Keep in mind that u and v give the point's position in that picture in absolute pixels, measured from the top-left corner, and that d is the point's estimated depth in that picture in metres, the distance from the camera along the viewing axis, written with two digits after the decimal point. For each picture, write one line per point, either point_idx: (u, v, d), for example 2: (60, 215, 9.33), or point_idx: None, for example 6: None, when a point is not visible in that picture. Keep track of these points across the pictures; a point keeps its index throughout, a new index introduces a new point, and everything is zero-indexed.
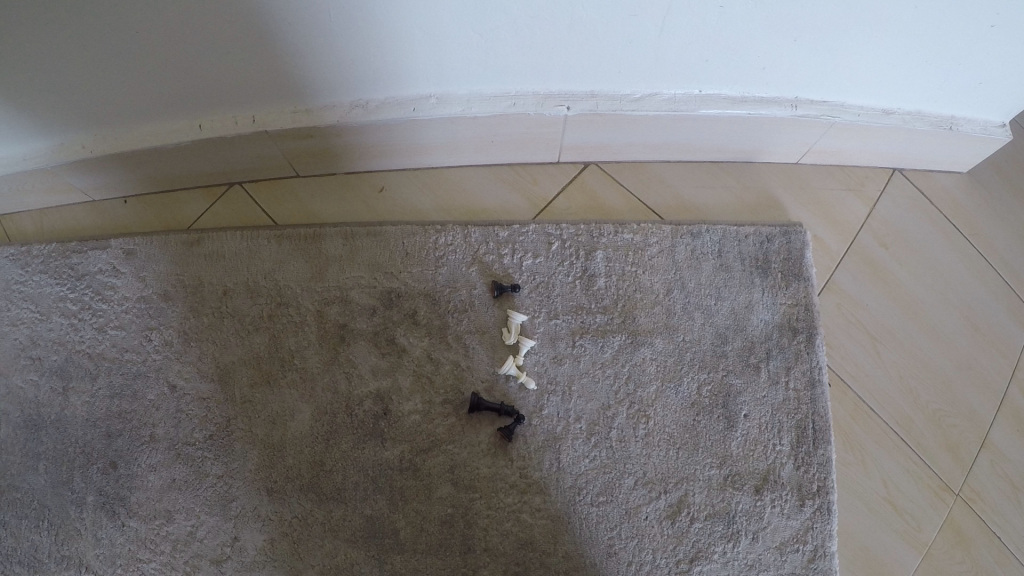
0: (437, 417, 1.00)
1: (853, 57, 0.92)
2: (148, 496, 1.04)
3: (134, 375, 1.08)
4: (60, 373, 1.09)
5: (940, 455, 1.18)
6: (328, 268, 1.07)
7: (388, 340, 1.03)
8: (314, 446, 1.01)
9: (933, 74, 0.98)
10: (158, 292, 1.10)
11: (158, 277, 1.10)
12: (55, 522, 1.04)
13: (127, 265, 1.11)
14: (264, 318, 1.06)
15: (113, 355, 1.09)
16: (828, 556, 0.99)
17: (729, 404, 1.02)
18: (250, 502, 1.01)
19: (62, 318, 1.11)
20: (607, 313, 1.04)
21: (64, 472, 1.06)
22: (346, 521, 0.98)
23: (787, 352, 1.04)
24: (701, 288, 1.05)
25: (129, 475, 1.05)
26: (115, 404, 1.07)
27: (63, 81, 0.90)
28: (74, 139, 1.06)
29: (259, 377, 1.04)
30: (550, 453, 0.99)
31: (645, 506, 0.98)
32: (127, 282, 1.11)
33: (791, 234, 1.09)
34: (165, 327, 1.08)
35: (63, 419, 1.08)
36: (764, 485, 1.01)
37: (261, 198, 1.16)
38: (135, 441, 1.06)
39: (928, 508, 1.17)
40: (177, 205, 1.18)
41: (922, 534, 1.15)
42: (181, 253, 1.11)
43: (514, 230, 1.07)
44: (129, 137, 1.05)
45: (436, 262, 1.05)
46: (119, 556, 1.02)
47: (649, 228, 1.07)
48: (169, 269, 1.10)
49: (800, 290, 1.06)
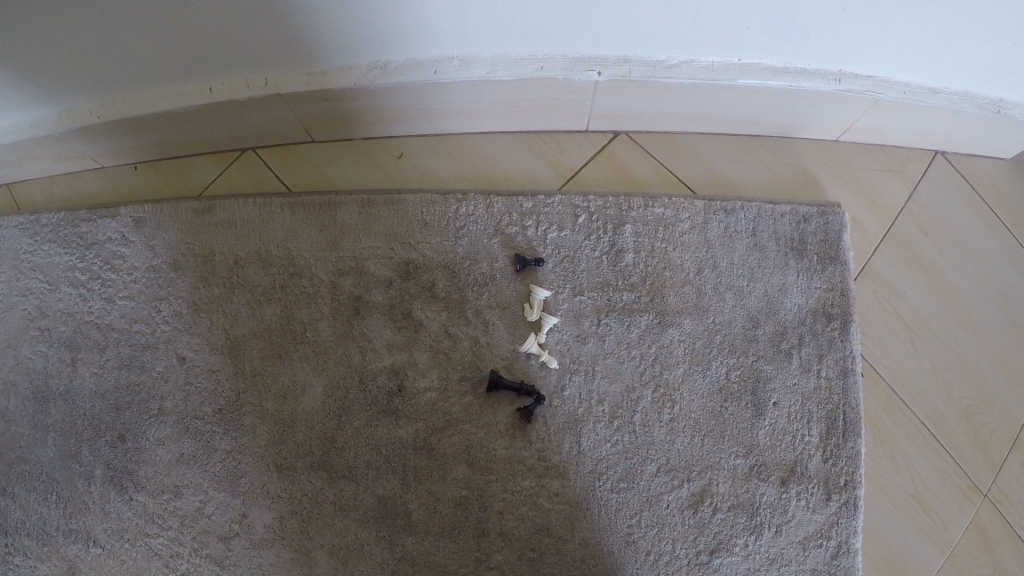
0: (453, 395, 0.95)
1: (901, 32, 0.86)
2: (156, 471, 1.02)
3: (143, 346, 1.05)
4: (68, 344, 1.06)
5: (969, 453, 1.13)
6: (342, 237, 1.01)
7: (405, 314, 0.97)
8: (326, 422, 0.97)
9: (988, 53, 0.92)
10: (168, 261, 1.06)
11: (169, 246, 1.07)
12: (63, 495, 1.02)
13: (137, 234, 1.08)
14: (276, 289, 1.02)
15: (122, 326, 1.06)
16: (852, 553, 0.95)
17: (758, 391, 0.97)
18: (259, 479, 0.99)
19: (71, 287, 1.08)
20: (634, 292, 0.97)
21: (72, 444, 1.03)
22: (357, 501, 0.95)
23: (821, 339, 0.99)
24: (733, 268, 0.99)
25: (137, 449, 1.02)
26: (123, 376, 1.04)
27: (67, 43, 0.86)
28: (81, 105, 1.02)
29: (271, 350, 1.01)
30: (571, 436, 0.94)
31: (667, 495, 0.94)
32: (137, 252, 1.07)
33: (829, 215, 1.03)
34: (174, 298, 1.05)
35: (71, 391, 1.05)
36: (791, 476, 0.96)
37: (277, 164, 1.12)
38: (143, 414, 1.03)
39: (954, 507, 1.12)
40: (190, 171, 1.15)
41: (947, 534, 1.11)
42: (192, 221, 1.07)
43: (539, 200, 0.99)
44: (137, 100, 1.01)
45: (456, 232, 0.98)
46: (127, 530, 1.00)
47: (682, 203, 1.00)
48: (180, 238, 1.07)
49: (836, 274, 1.01)
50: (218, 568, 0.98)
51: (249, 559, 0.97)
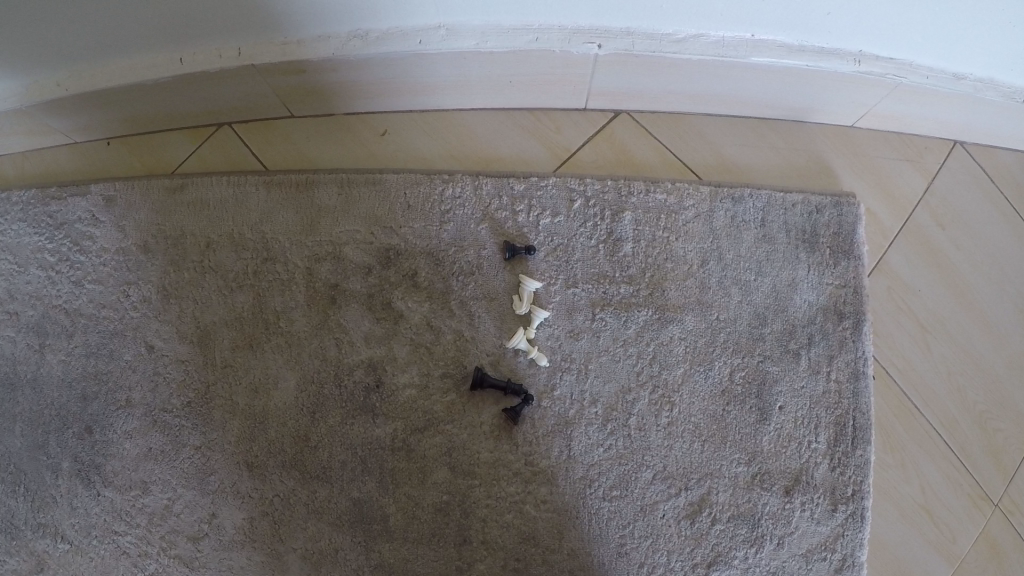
0: (435, 393, 0.87)
1: (929, 9, 0.78)
2: (124, 465, 0.95)
3: (111, 334, 0.97)
4: (36, 330, 0.99)
5: (981, 461, 1.06)
6: (320, 220, 0.94)
7: (385, 304, 0.90)
8: (299, 419, 0.90)
9: (1021, 39, 0.84)
10: (137, 243, 0.99)
11: (139, 227, 0.99)
12: (31, 488, 0.96)
13: (106, 215, 1.00)
14: (248, 275, 0.95)
15: (90, 311, 0.98)
16: (857, 567, 0.89)
17: (763, 394, 0.89)
18: (229, 477, 0.92)
19: (39, 270, 1.00)
20: (632, 284, 0.88)
21: (39, 435, 0.96)
22: (331, 503, 0.88)
23: (831, 339, 0.92)
24: (740, 261, 0.91)
25: (105, 442, 0.95)
26: (90, 365, 0.97)
27: (21, 8, 0.79)
28: (47, 77, 0.95)
29: (242, 340, 0.94)
30: (561, 440, 0.86)
31: (663, 503, 0.86)
32: (106, 233, 0.99)
33: (844, 207, 0.96)
34: (144, 283, 0.98)
35: (39, 379, 0.98)
36: (796, 486, 0.89)
37: (254, 141, 1.05)
38: (110, 405, 0.96)
39: (963, 517, 1.05)
40: (164, 146, 1.08)
41: (956, 546, 1.04)
42: (162, 201, 1.00)
43: (532, 183, 0.90)
44: (104, 72, 0.93)
45: (441, 217, 0.90)
46: (95, 527, 0.94)
47: (687, 189, 0.91)
48: (150, 219, 0.99)
49: (850, 270, 0.94)
50: (186, 569, 0.92)
51: (219, 560, 0.91)
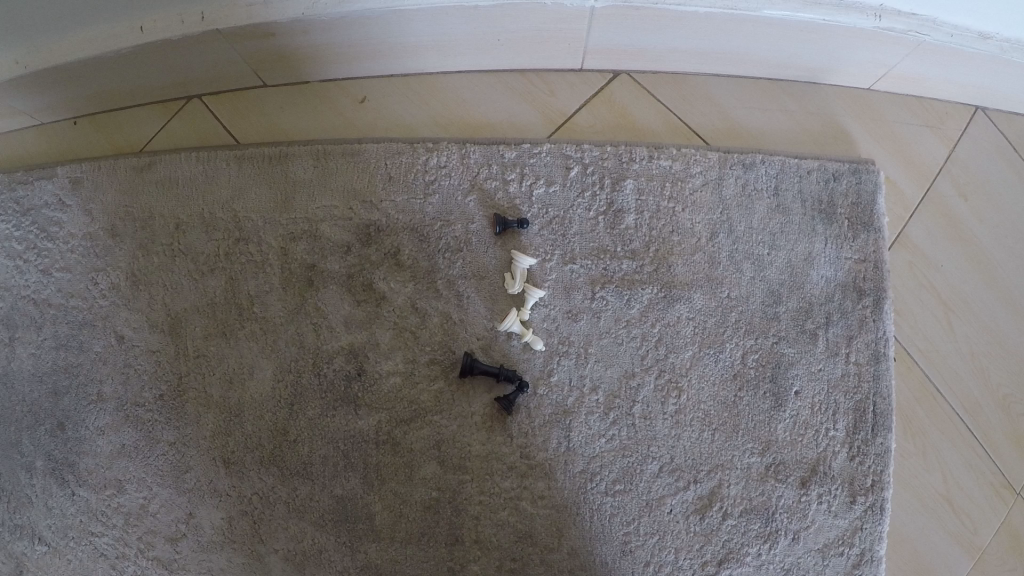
0: (421, 381, 0.80)
1: None
2: (98, 463, 0.88)
3: (81, 324, 0.90)
4: (5, 322, 0.92)
5: (1004, 447, 0.99)
6: (295, 195, 0.87)
7: (366, 285, 0.83)
8: (276, 412, 0.83)
9: None
10: (105, 227, 0.91)
11: (106, 210, 0.91)
12: (5, 488, 0.89)
13: (74, 198, 0.92)
14: (220, 257, 0.88)
15: (58, 301, 0.91)
16: (875, 562, 0.82)
17: (779, 378, 0.81)
18: (205, 475, 0.85)
19: (6, 259, 0.92)
20: (635, 260, 0.81)
21: (11, 433, 0.90)
22: (313, 502, 0.81)
23: (851, 318, 0.85)
24: (752, 233, 0.83)
25: (78, 439, 0.89)
26: (60, 358, 0.90)
27: None
28: (3, 53, 0.87)
29: (214, 327, 0.87)
30: (559, 431, 0.78)
31: (670, 498, 0.78)
32: (73, 217, 0.92)
33: (863, 174, 0.88)
34: (112, 269, 0.90)
35: (9, 373, 0.91)
36: (812, 476, 0.82)
37: (226, 114, 0.97)
38: (82, 400, 0.89)
39: (985, 507, 0.98)
40: (132, 123, 1.00)
41: (976, 537, 0.98)
42: (130, 180, 0.92)
43: (524, 149, 0.83)
44: (62, 46, 0.86)
45: (426, 188, 0.83)
46: (71, 528, 0.87)
47: (693, 155, 0.84)
48: (117, 201, 0.91)
49: (870, 242, 0.87)
50: (165, 572, 0.85)
51: (198, 563, 0.85)
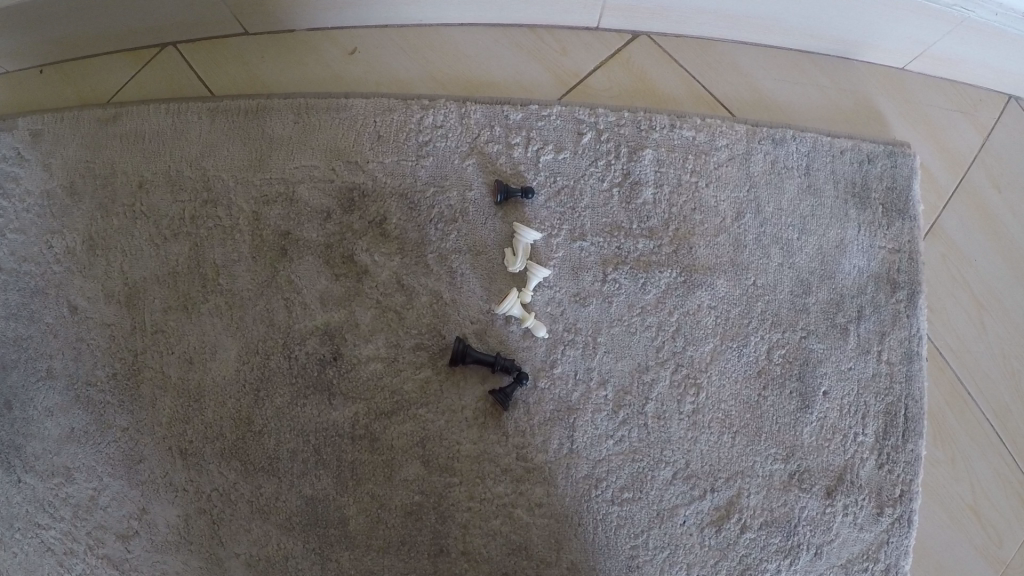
0: (405, 368, 0.70)
1: None
2: (46, 448, 0.78)
3: (33, 292, 0.79)
4: None
5: None
6: (271, 154, 0.77)
7: (346, 258, 0.73)
8: (240, 398, 0.74)
9: None
10: (63, 185, 0.81)
11: (66, 166, 0.81)
12: None
13: (32, 152, 0.82)
14: (185, 221, 0.78)
15: (9, 266, 0.80)
16: None
17: (806, 376, 0.72)
18: (161, 467, 0.75)
19: None
20: (652, 239, 0.72)
21: None
22: (280, 502, 0.71)
23: (883, 313, 0.76)
24: (781, 215, 0.75)
25: (26, 420, 0.78)
26: (8, 329, 0.79)
27: None
28: None
29: (175, 300, 0.77)
30: (561, 430, 0.68)
31: (683, 508, 0.69)
32: (30, 173, 0.81)
33: (899, 158, 0.80)
34: (68, 232, 0.80)
35: None
36: (838, 486, 0.73)
37: (200, 64, 0.87)
38: (31, 376, 0.78)
39: (1014, 520, 0.88)
40: (100, 72, 0.89)
41: (1003, 552, 0.87)
42: (91, 133, 0.81)
43: (531, 111, 0.74)
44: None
45: (418, 150, 0.74)
46: (17, 519, 0.77)
47: (719, 126, 0.75)
48: (78, 156, 0.81)
49: (905, 231, 0.78)
50: (116, 573, 0.75)
51: (151, 565, 0.74)
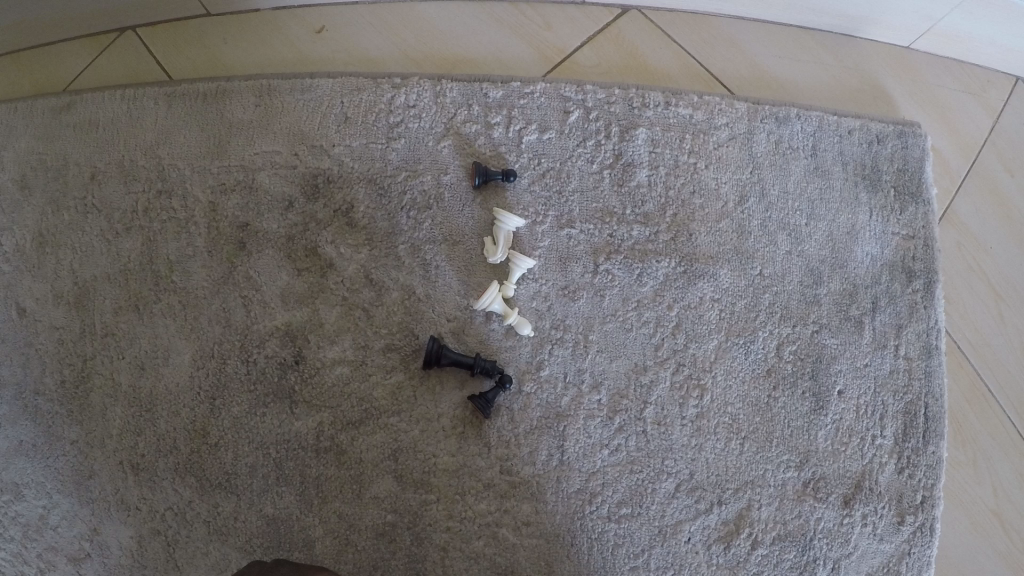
0: (374, 373, 0.63)
1: None
2: None
3: None
4: None
5: None
6: (230, 139, 0.70)
7: (309, 250, 0.66)
8: (196, 407, 0.66)
9: None
10: (14, 178, 0.74)
11: (18, 158, 0.74)
12: None
13: None
14: (138, 214, 0.71)
15: None
16: None
17: (820, 375, 0.66)
18: (113, 483, 0.67)
19: None
20: (648, 225, 0.65)
21: None
22: (238, 522, 0.64)
23: (899, 304, 0.70)
24: (788, 199, 0.68)
25: None
26: None
27: None
28: None
29: (127, 300, 0.70)
30: (550, 440, 0.61)
31: (688, 524, 0.62)
32: None
33: (910, 138, 0.73)
34: (17, 228, 0.72)
35: None
36: (857, 494, 0.66)
37: (158, 47, 0.80)
38: None
39: None
40: (55, 59, 0.81)
41: None
42: (45, 123, 0.74)
43: (513, 88, 0.67)
44: None
45: (389, 131, 0.67)
46: None
47: (718, 104, 0.69)
48: (31, 146, 0.74)
49: (919, 216, 0.72)
50: None
51: None
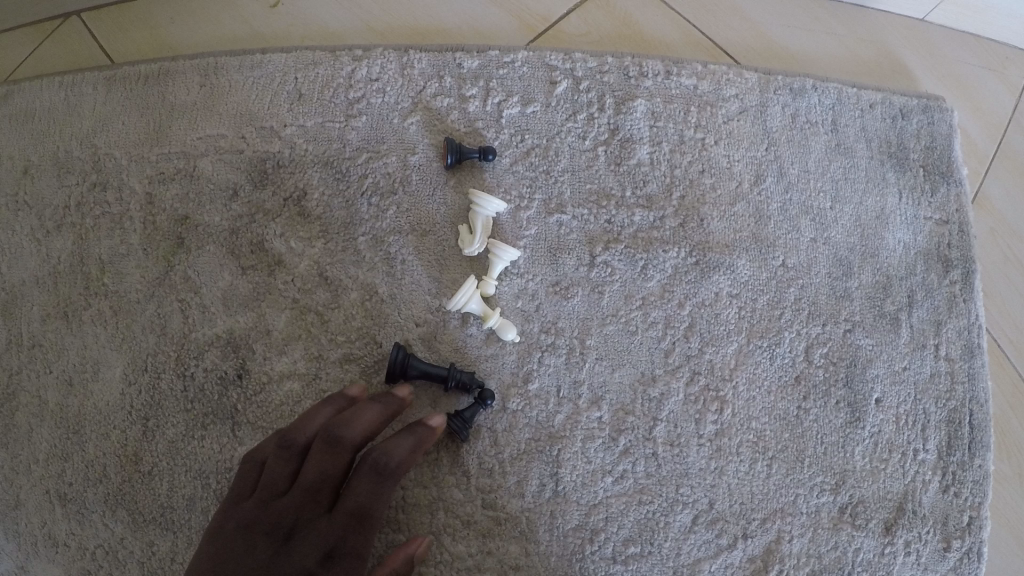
0: (331, 389, 0.54)
1: None
2: None
3: None
4: None
5: None
6: (171, 123, 0.61)
7: (255, 246, 0.57)
8: (128, 429, 0.56)
9: None
10: None
11: None
12: None
13: None
14: (69, 207, 0.61)
15: None
16: None
17: (854, 381, 0.57)
18: (37, 516, 0.56)
19: None
20: (652, 209, 0.56)
21: None
22: (177, 565, 0.54)
23: (937, 298, 0.60)
24: (809, 178, 0.60)
25: None
26: None
27: None
28: None
29: (54, 305, 0.59)
30: (541, 466, 0.52)
31: (708, 564, 0.52)
32: None
33: (937, 113, 0.63)
34: None
35: None
36: (899, 519, 0.56)
37: (101, 28, 0.70)
38: None
39: None
40: None
41: None
42: None
43: (491, 57, 0.58)
44: None
45: (349, 109, 0.58)
46: None
47: (725, 73, 0.60)
48: None
49: (952, 200, 0.62)
50: None
51: None
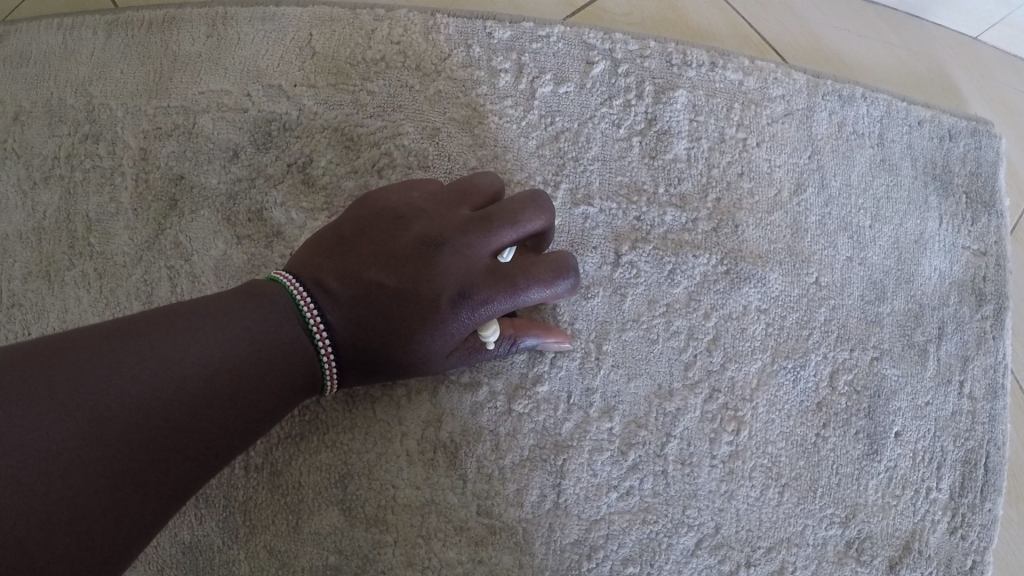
0: None
1: None
2: None
3: None
4: None
5: None
6: (174, 74, 0.57)
7: (254, 214, 0.53)
8: None
9: None
10: None
11: None
12: None
13: None
14: (60, 158, 0.56)
15: None
16: None
17: (877, 412, 0.54)
18: None
19: None
20: (684, 210, 0.53)
21: None
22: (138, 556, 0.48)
23: (968, 331, 0.56)
24: (851, 192, 0.56)
25: None
26: None
27: None
28: None
29: (35, 262, 0.55)
30: (543, 474, 0.49)
31: None
32: None
33: (986, 137, 0.59)
34: None
35: None
36: (905, 558, 0.52)
37: None
38: None
39: None
40: None
41: None
42: None
43: (525, 30, 0.55)
44: None
45: (368, 72, 0.54)
46: None
47: (773, 71, 0.56)
48: None
49: (993, 228, 0.58)
50: None
51: None
